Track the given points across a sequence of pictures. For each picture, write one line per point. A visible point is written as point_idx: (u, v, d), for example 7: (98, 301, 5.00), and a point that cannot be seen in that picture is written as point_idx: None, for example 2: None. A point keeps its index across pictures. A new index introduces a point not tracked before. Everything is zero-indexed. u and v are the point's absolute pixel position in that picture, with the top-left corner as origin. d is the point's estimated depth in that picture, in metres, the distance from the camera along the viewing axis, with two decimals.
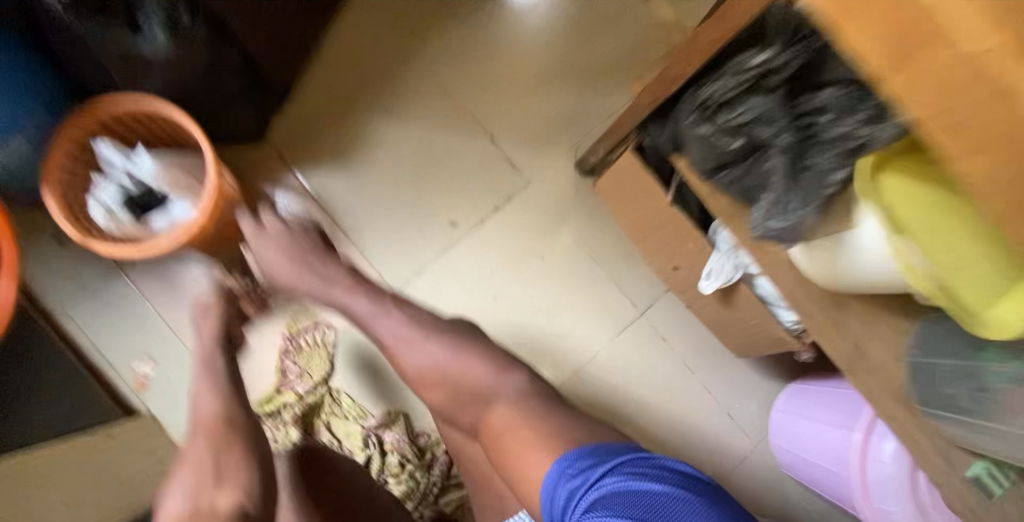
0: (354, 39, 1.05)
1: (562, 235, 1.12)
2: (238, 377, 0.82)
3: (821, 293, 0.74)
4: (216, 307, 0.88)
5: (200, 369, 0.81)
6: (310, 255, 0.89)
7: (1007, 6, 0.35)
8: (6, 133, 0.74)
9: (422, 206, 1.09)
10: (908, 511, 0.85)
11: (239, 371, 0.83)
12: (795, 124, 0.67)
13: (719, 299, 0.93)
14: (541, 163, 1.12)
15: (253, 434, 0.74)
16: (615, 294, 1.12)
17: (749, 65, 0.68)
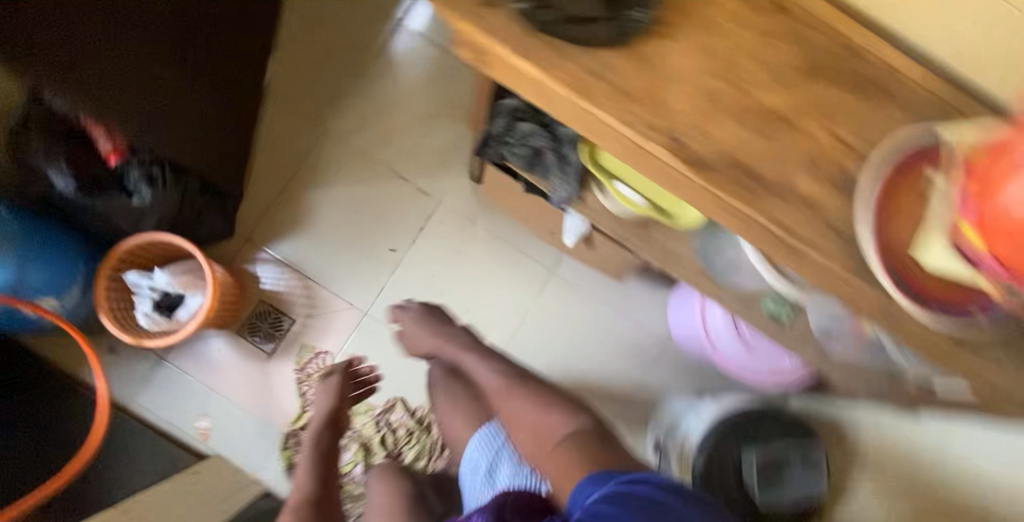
0: (281, 142, 1.43)
1: (476, 230, 1.45)
2: (329, 460, 1.09)
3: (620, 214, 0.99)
4: (332, 399, 1.17)
5: (311, 452, 1.09)
6: (441, 325, 1.16)
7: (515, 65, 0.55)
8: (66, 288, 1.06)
9: (366, 244, 1.41)
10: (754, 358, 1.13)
11: (331, 452, 1.11)
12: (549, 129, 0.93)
13: (584, 245, 1.22)
14: (444, 183, 1.44)
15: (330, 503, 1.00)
16: (528, 262, 1.44)
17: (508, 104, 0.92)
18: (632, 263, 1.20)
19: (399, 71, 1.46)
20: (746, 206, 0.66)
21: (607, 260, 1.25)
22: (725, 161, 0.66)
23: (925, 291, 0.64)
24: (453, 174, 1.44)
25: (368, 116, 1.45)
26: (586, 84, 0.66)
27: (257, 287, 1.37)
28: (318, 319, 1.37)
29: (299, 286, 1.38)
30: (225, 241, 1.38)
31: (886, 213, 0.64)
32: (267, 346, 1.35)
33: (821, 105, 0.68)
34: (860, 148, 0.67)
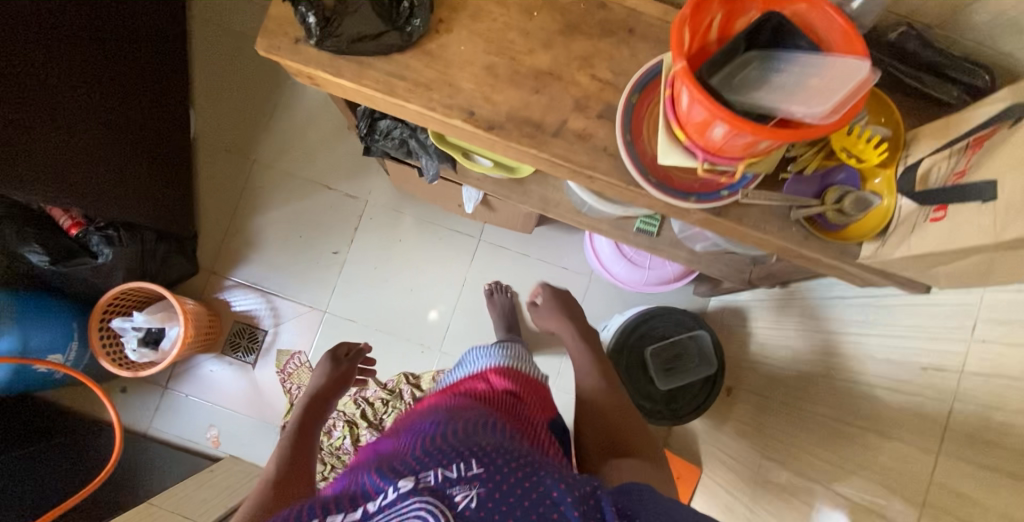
0: (218, 183, 1.64)
1: (404, 218, 1.66)
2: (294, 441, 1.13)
3: (487, 180, 1.17)
4: (329, 373, 1.34)
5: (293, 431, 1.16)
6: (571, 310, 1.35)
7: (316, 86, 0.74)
8: (66, 342, 1.28)
9: (313, 252, 1.63)
10: (647, 273, 1.32)
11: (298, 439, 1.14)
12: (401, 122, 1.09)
13: (484, 207, 1.41)
14: (367, 185, 1.65)
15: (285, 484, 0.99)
16: (454, 235, 1.65)
17: (361, 111, 1.09)
18: (529, 216, 1.39)
19: (303, 97, 1.65)
20: (533, 150, 0.83)
21: (509, 217, 1.45)
22: (511, 119, 0.84)
23: (682, 187, 0.80)
24: (373, 174, 1.66)
25: (286, 141, 1.65)
26: (389, 85, 0.84)
27: (230, 310, 1.60)
28: (286, 325, 1.60)
29: (264, 300, 1.61)
30: (193, 278, 1.60)
31: (636, 133, 0.81)
32: (250, 357, 1.58)
33: (579, 56, 0.85)
34: (615, 83, 0.84)
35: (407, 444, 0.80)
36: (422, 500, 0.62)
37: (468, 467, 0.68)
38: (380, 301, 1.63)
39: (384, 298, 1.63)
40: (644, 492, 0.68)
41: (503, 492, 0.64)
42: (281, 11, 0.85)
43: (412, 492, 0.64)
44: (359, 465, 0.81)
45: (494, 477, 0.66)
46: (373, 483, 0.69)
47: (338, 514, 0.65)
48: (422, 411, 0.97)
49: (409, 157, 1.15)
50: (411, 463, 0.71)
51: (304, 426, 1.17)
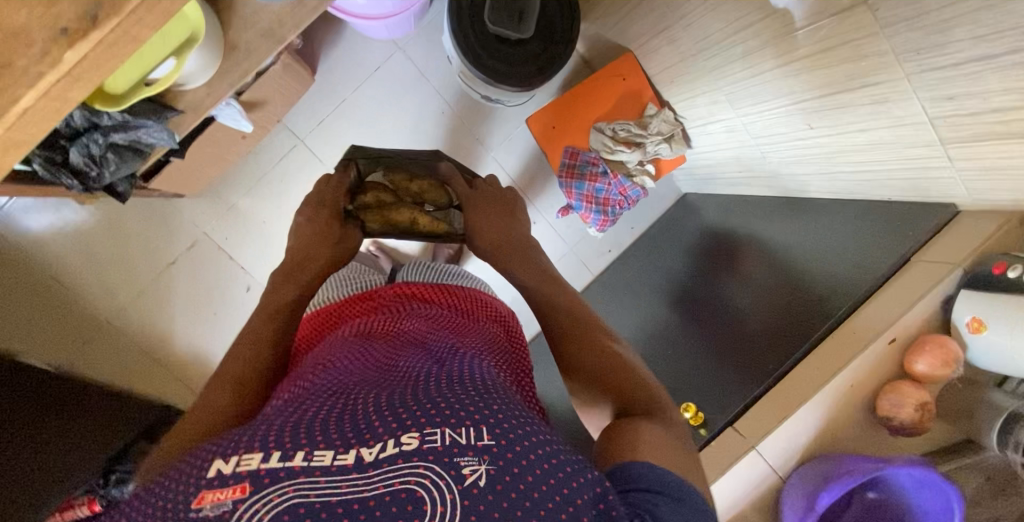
0: (112, 371, 1.42)
1: (238, 204, 1.41)
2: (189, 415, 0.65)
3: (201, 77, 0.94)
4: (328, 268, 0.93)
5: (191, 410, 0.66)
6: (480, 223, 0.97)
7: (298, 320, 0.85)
8: None
9: (235, 308, 1.46)
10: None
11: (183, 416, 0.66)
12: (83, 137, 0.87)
13: (256, 108, 1.16)
14: (187, 220, 1.40)
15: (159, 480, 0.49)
16: (279, 162, 1.38)
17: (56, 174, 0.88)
18: (286, 65, 1.13)
19: (52, 237, 1.36)
20: None
21: (282, 92, 1.19)
22: None
23: None
24: (179, 210, 1.40)
25: (94, 276, 1.40)
26: None
27: None
28: None
29: None
30: None
31: None
32: None
33: None
34: None
35: (415, 364, 0.57)
36: (427, 466, 0.43)
37: (480, 433, 0.46)
38: None
39: None
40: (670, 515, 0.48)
41: (515, 470, 0.44)
42: (327, 205, 1.00)
43: (417, 453, 0.44)
44: (333, 376, 0.57)
45: (515, 449, 0.45)
46: (365, 417, 0.47)
47: (303, 449, 0.44)
48: (417, 316, 0.72)
49: (136, 149, 0.93)
50: (419, 399, 0.49)
51: (227, 377, 0.69)
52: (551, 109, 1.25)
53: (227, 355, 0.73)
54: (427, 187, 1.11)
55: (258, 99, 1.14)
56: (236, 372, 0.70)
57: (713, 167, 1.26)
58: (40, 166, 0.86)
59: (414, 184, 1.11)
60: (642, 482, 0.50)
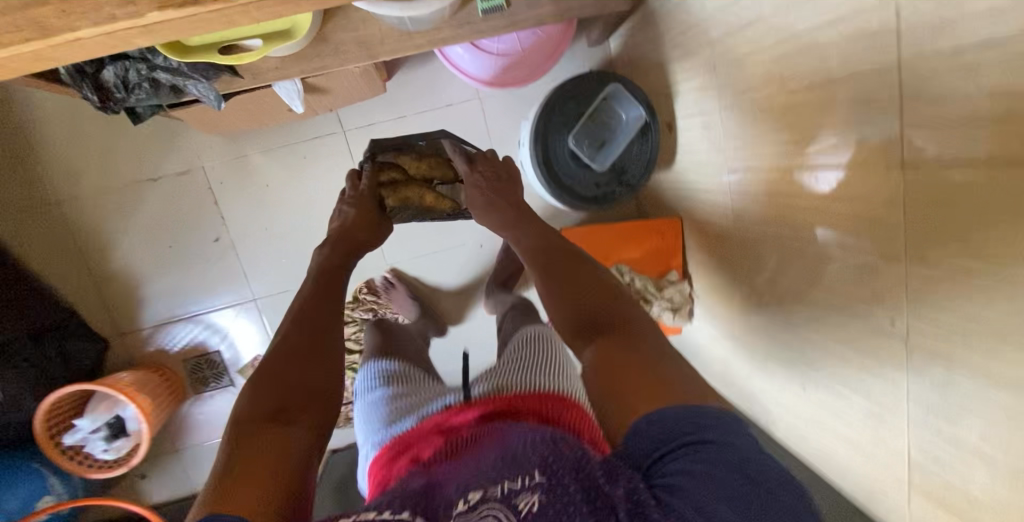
0: (37, 254, 1.31)
1: (251, 157, 1.34)
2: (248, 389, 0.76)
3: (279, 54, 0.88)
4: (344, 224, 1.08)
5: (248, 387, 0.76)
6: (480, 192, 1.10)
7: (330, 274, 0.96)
8: (51, 473, 1.24)
9: (195, 252, 1.37)
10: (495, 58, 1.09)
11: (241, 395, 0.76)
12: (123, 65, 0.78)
13: (316, 94, 1.11)
14: (191, 149, 1.32)
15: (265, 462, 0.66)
16: (312, 141, 1.33)
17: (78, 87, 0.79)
18: (367, 73, 1.09)
19: (47, 101, 1.26)
20: None
21: (349, 90, 1.15)
22: None
23: None
24: (186, 134, 1.31)
25: (69, 156, 1.29)
26: None
27: (170, 354, 1.42)
28: (232, 334, 1.43)
29: (195, 327, 1.42)
30: (109, 353, 1.38)
31: None
32: (225, 381, 1.45)
33: None
34: None
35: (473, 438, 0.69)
36: (491, 510, 0.55)
37: (532, 473, 0.58)
38: (293, 252, 1.39)
39: (293, 252, 1.39)
40: (682, 464, 0.58)
41: (564, 501, 0.55)
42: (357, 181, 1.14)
43: (482, 497, 0.56)
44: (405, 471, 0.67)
45: (563, 482, 0.57)
46: (439, 494, 0.59)
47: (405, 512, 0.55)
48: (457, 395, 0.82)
49: (176, 89, 0.86)
50: (482, 466, 0.61)
51: (279, 361, 0.79)
52: (588, 232, 1.27)
53: (276, 341, 0.84)
54: (434, 165, 1.17)
55: (322, 87, 1.09)
56: (287, 352, 0.81)
57: (702, 351, 1.29)
58: (64, 74, 0.77)
59: (425, 162, 1.17)
60: (650, 452, 0.61)
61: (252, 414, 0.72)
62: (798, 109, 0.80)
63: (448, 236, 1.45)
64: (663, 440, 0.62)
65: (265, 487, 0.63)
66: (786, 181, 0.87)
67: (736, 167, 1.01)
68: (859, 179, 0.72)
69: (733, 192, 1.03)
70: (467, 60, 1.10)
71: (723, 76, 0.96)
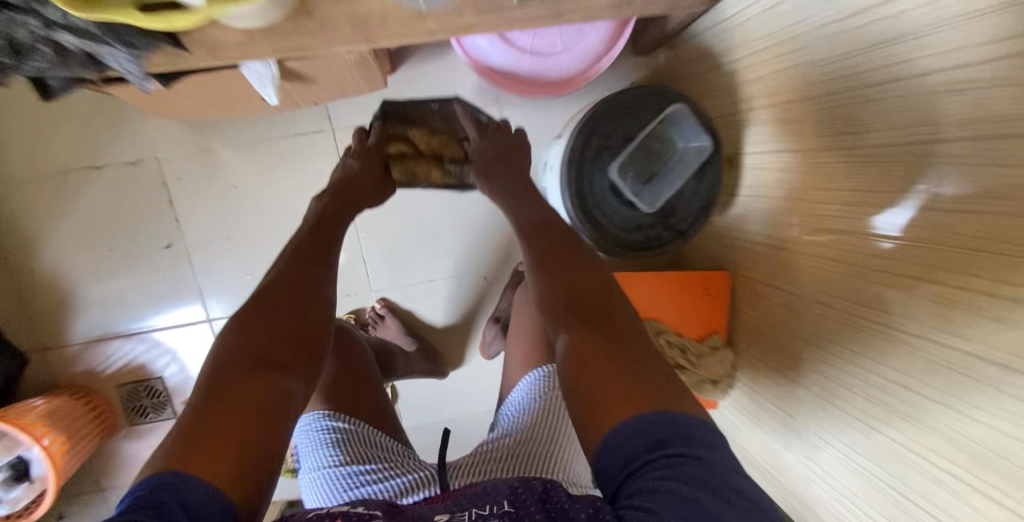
0: None
1: (217, 151, 1.10)
2: (245, 311, 0.70)
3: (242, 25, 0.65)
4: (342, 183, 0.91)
5: (235, 325, 0.68)
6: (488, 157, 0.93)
7: (335, 213, 0.87)
8: None
9: (139, 258, 1.14)
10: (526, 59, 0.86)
11: (237, 317, 0.69)
12: (10, 20, 0.56)
13: (296, 81, 0.88)
14: (144, 134, 1.08)
15: (240, 416, 0.59)
16: (293, 137, 1.10)
17: None
18: (362, 62, 0.86)
19: None
20: None
21: (339, 81, 0.92)
22: None
23: None
24: (140, 116, 1.07)
25: None
26: None
27: (101, 376, 1.18)
28: (179, 357, 1.20)
29: (134, 346, 1.18)
30: (25, 370, 1.15)
31: None
32: (167, 412, 1.21)
33: None
34: None
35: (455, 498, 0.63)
36: None
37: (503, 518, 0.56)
38: (259, 268, 1.16)
39: (259, 266, 1.16)
40: (647, 481, 0.55)
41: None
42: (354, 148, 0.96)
43: None
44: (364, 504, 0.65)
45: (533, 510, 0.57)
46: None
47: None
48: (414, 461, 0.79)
49: (90, 59, 0.64)
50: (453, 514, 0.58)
51: (278, 305, 0.71)
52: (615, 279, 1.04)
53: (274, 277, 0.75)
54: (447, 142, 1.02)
55: (305, 73, 0.86)
56: (283, 298, 0.72)
57: (740, 434, 1.06)
58: None
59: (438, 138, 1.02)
60: (617, 473, 0.59)
61: (236, 354, 0.64)
62: (958, 161, 0.59)
63: (446, 264, 1.20)
64: (630, 459, 0.58)
65: (250, 440, 0.58)
66: (920, 257, 0.64)
67: (830, 224, 0.78)
68: (987, 260, 0.56)
69: (819, 254, 0.80)
70: (490, 52, 0.86)
71: (834, 105, 0.74)
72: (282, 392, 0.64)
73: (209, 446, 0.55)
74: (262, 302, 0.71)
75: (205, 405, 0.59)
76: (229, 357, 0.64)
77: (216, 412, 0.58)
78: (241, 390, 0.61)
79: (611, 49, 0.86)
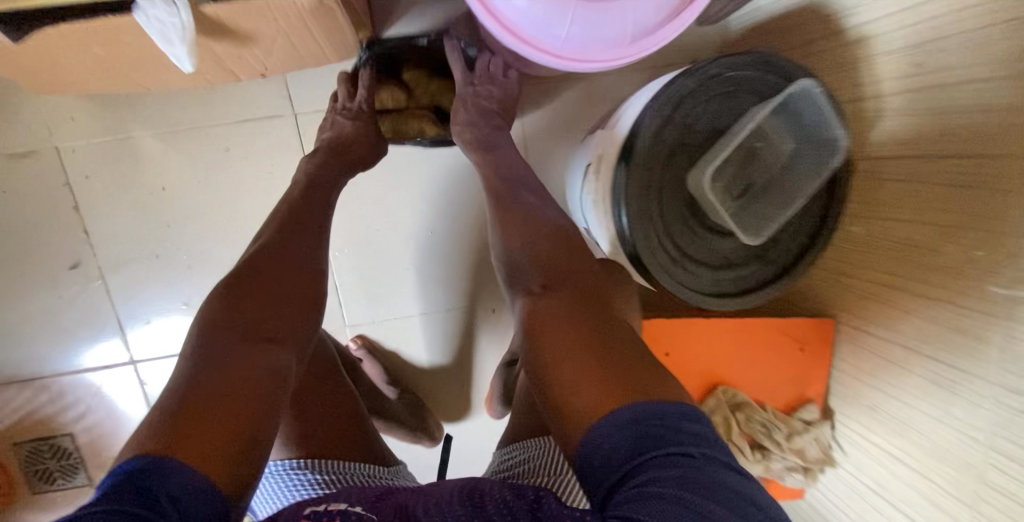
0: None
1: (137, 140, 0.82)
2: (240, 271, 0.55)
3: None
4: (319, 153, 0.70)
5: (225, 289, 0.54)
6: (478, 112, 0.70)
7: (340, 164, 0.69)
8: None
9: (36, 280, 0.86)
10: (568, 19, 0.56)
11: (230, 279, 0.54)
12: None
13: (226, 40, 0.60)
14: (38, 116, 0.80)
15: (224, 398, 0.46)
16: (242, 123, 0.82)
17: None
18: (323, 12, 0.58)
19: None
20: None
21: (293, 42, 0.64)
22: None
23: None
24: (31, 95, 0.80)
25: None
26: None
27: None
28: (94, 409, 0.91)
29: (33, 395, 0.90)
30: None
31: None
32: (77, 479, 0.93)
33: None
34: None
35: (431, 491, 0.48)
36: None
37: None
38: (196, 295, 0.88)
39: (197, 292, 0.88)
40: (636, 481, 0.41)
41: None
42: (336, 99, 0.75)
43: None
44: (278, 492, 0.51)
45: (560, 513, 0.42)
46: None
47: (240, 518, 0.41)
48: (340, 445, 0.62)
49: None
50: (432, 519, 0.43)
51: (280, 271, 0.56)
52: (680, 326, 0.74)
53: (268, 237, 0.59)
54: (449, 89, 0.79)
55: (234, 27, 0.57)
56: (282, 265, 0.57)
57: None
58: None
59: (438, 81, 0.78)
60: (608, 473, 0.44)
61: (223, 324, 0.51)
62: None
63: (442, 295, 0.91)
64: (620, 458, 0.43)
65: (243, 419, 0.47)
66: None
67: None
68: None
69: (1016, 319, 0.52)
70: (525, 15, 0.56)
71: None
72: (270, 369, 0.50)
73: (195, 430, 0.44)
74: (251, 261, 0.56)
75: (187, 384, 0.47)
76: (214, 330, 0.50)
77: (199, 390, 0.46)
78: (227, 371, 0.48)
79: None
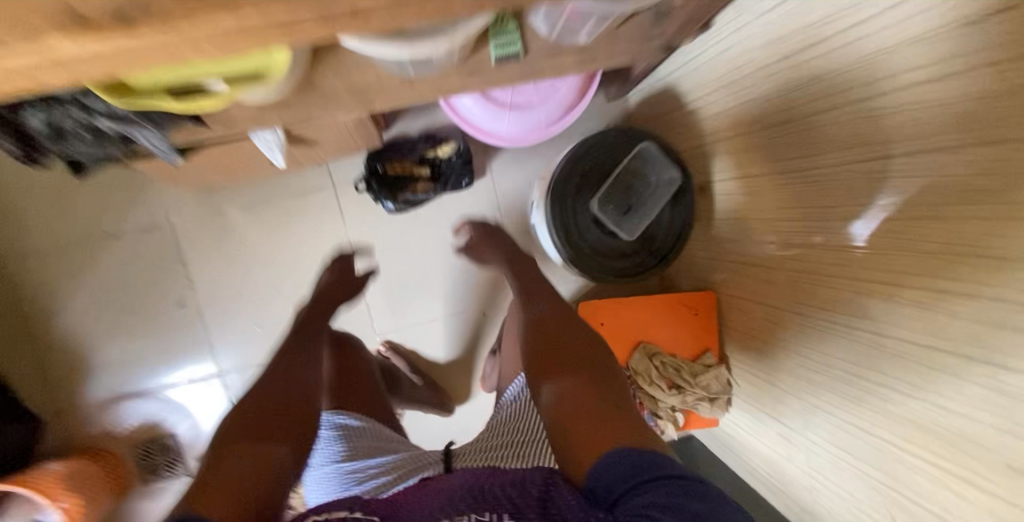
0: None
1: (227, 212, 1.18)
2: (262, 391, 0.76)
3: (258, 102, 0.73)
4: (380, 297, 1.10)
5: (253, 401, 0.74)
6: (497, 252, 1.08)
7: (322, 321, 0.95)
8: None
9: (153, 319, 1.19)
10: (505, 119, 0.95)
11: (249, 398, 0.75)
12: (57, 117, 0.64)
13: (302, 144, 0.96)
14: (160, 202, 1.16)
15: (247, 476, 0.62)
16: (299, 194, 1.18)
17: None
18: (360, 125, 0.95)
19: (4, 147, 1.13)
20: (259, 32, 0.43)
21: (340, 142, 1.00)
22: None
23: None
24: (155, 188, 1.16)
25: (19, 209, 1.14)
26: None
27: (118, 437, 1.21)
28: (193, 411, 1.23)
29: (148, 405, 1.21)
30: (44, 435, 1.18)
31: None
32: (180, 468, 1.23)
33: None
34: None
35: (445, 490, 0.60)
36: None
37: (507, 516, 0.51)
38: (269, 318, 1.21)
39: (269, 317, 1.21)
40: (642, 501, 0.52)
41: None
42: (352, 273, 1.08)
43: None
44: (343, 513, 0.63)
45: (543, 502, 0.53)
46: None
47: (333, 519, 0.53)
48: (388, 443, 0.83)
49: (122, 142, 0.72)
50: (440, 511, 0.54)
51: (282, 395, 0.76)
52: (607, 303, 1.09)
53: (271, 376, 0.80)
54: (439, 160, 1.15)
55: (309, 137, 0.94)
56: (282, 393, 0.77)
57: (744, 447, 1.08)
58: None
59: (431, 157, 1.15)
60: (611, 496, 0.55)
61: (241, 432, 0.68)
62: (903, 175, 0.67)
63: (446, 305, 1.25)
64: (627, 478, 0.55)
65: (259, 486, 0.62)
66: (887, 265, 0.71)
67: (805, 239, 0.84)
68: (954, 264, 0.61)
69: (794, 270, 0.86)
70: (481, 118, 0.94)
71: (791, 132, 0.82)
72: (273, 457, 0.67)
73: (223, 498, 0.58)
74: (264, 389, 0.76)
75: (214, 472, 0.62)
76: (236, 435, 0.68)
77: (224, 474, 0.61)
78: (240, 464, 0.63)
79: (585, 99, 0.95)
